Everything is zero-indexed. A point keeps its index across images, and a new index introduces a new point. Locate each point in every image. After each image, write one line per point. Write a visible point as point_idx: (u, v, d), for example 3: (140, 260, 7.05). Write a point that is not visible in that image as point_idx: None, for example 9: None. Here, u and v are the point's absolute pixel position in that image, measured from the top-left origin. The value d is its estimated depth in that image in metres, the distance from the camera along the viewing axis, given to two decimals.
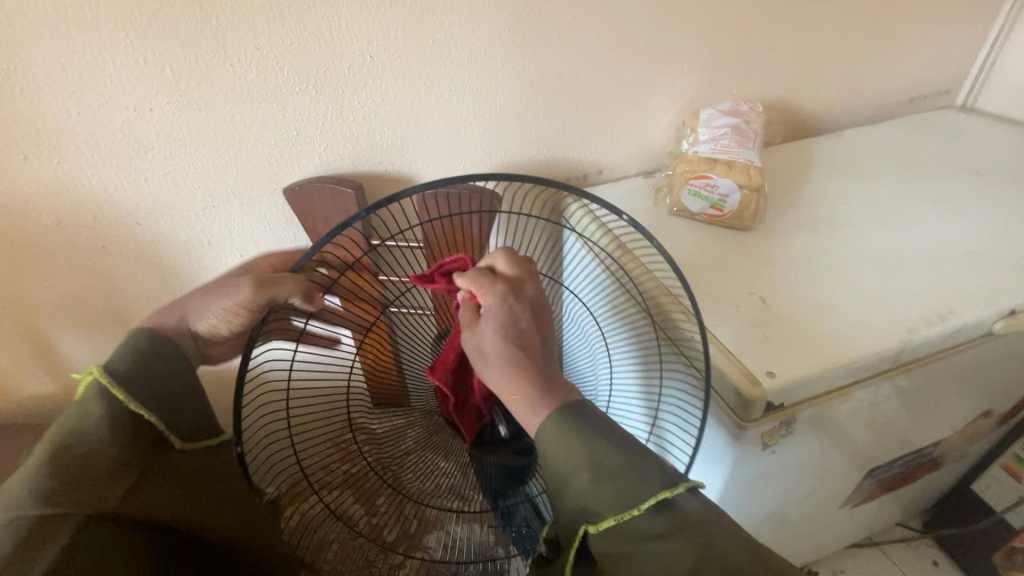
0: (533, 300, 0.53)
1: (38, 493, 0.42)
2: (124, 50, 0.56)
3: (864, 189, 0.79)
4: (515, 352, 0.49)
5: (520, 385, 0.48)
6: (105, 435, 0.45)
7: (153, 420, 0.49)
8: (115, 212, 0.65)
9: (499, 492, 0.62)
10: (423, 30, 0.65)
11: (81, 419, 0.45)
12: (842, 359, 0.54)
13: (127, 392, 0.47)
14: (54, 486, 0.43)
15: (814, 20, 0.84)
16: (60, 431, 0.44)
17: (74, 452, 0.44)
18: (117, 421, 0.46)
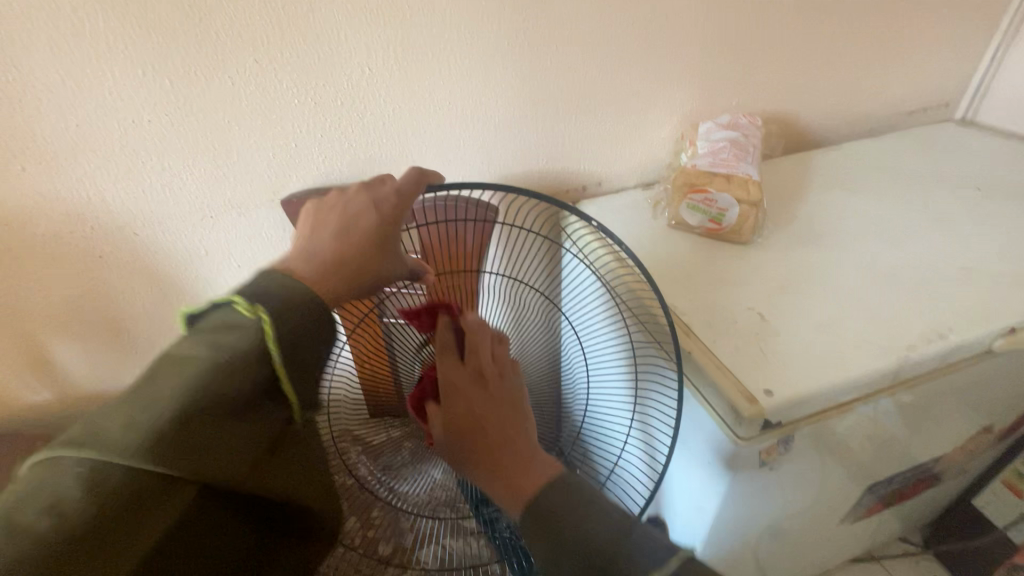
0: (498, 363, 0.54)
1: (115, 439, 0.33)
2: (123, 63, 0.56)
3: (864, 204, 0.79)
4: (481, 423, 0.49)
5: (496, 456, 0.47)
6: (239, 386, 0.38)
7: (283, 380, 0.41)
8: (113, 223, 0.65)
9: (483, 499, 0.63)
10: (422, 43, 0.65)
11: (234, 358, 0.38)
12: (840, 377, 0.54)
13: (279, 340, 0.40)
14: (168, 441, 0.34)
15: (813, 34, 0.84)
16: (202, 371, 0.37)
17: (214, 404, 0.36)
18: (255, 372, 0.39)
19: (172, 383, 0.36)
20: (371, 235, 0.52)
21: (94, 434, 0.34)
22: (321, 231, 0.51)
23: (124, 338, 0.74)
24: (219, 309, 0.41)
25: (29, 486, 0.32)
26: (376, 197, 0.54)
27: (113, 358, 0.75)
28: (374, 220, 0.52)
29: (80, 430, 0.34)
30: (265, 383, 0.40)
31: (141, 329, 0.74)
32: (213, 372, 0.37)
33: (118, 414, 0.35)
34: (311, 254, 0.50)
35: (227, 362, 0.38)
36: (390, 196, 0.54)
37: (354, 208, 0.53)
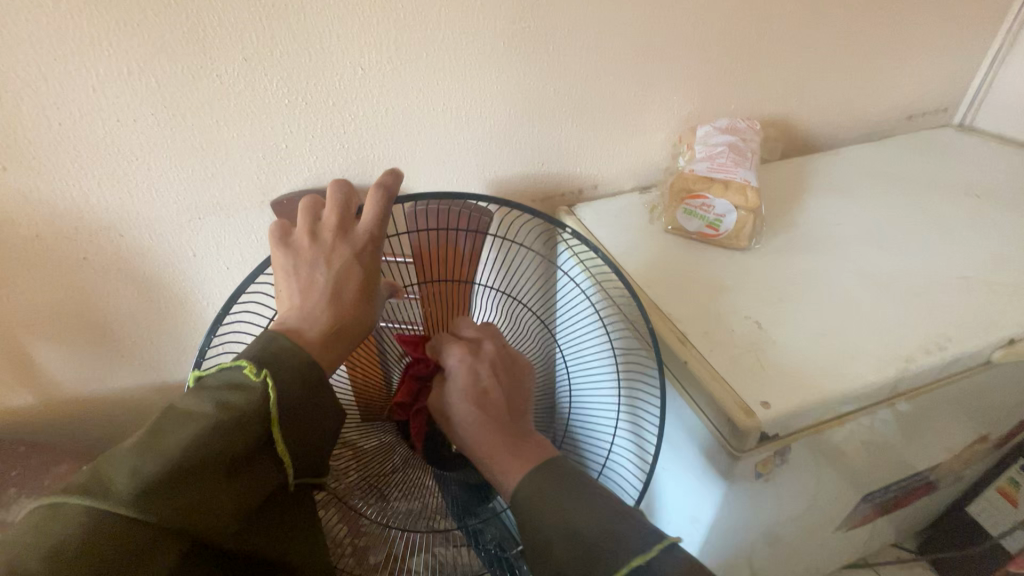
0: (494, 354, 0.55)
1: (118, 487, 0.35)
2: (106, 60, 0.55)
3: (863, 210, 0.78)
4: (478, 414, 0.50)
5: (491, 446, 0.49)
6: (239, 447, 0.39)
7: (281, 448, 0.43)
8: (97, 224, 0.63)
9: (468, 510, 0.64)
10: (416, 43, 0.64)
11: (231, 420, 0.39)
12: (838, 388, 0.53)
13: (280, 412, 0.42)
14: (161, 491, 0.36)
15: (812, 38, 0.83)
16: (202, 428, 0.38)
17: (210, 461, 0.38)
18: (257, 440, 0.41)
19: (169, 440, 0.38)
20: (359, 282, 0.53)
21: (104, 484, 0.36)
22: (306, 282, 0.52)
23: (109, 342, 0.72)
24: (227, 371, 0.43)
25: (36, 528, 0.34)
26: (351, 238, 0.55)
27: (97, 361, 0.74)
28: (358, 265, 0.54)
29: (92, 475, 0.36)
30: (262, 441, 0.41)
31: (127, 332, 0.72)
32: (214, 428, 0.39)
33: (123, 461, 0.37)
34: (307, 312, 0.50)
35: (225, 424, 0.39)
36: (364, 233, 0.55)
37: (333, 255, 0.53)
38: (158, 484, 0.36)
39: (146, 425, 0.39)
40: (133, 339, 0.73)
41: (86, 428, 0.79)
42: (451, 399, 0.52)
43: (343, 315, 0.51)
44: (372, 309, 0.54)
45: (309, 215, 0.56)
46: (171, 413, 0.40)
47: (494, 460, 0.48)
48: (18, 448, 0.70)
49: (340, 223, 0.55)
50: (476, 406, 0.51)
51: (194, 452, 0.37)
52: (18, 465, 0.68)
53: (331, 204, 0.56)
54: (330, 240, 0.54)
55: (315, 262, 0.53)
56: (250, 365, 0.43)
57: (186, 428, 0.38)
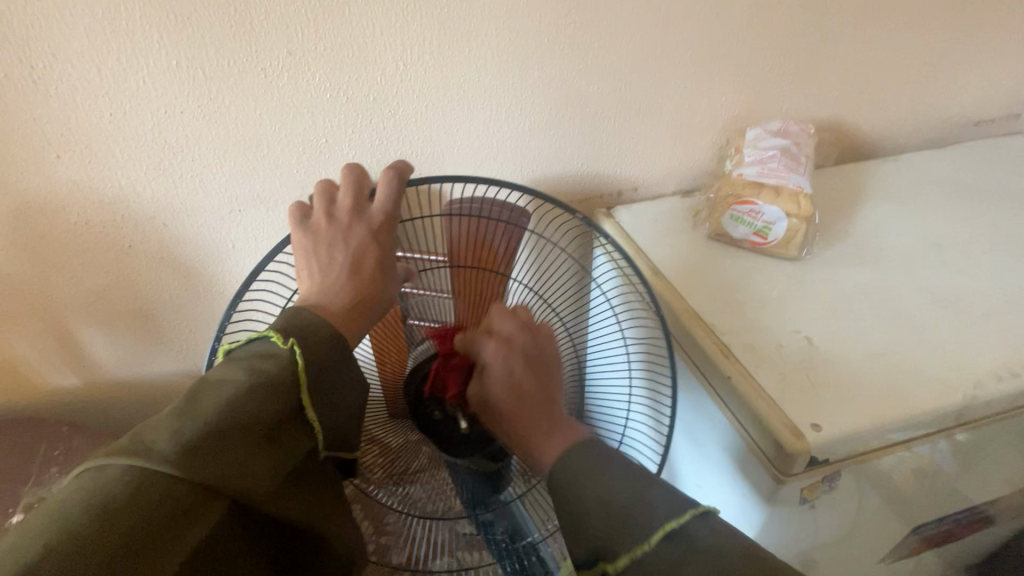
0: (528, 347, 0.55)
1: (160, 446, 0.35)
2: (157, 53, 0.55)
3: (924, 221, 0.73)
4: (515, 403, 0.51)
5: (525, 429, 0.50)
6: (273, 409, 0.39)
7: (308, 415, 0.42)
8: (142, 213, 0.64)
9: (480, 502, 0.61)
10: (459, 39, 0.63)
11: (264, 383, 0.40)
12: (898, 412, 0.49)
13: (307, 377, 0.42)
14: (201, 451, 0.35)
15: (873, 39, 0.79)
16: (236, 391, 0.39)
17: (246, 423, 0.38)
18: (288, 403, 0.41)
19: (205, 405, 0.37)
20: (377, 259, 0.54)
21: (146, 445, 0.35)
22: (325, 258, 0.53)
23: (150, 327, 0.74)
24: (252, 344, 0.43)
25: (84, 485, 0.33)
26: (366, 219, 0.55)
27: (138, 345, 0.75)
28: (374, 243, 0.54)
29: (132, 440, 0.36)
30: (292, 408, 0.41)
31: (167, 318, 0.74)
32: (249, 393, 0.39)
33: (162, 424, 0.36)
34: (328, 290, 0.51)
35: (259, 387, 0.39)
36: (379, 213, 0.55)
37: (350, 235, 0.54)
38: (199, 442, 0.35)
39: (181, 392, 0.39)
40: (173, 325, 0.75)
41: (127, 410, 0.80)
42: (487, 390, 0.53)
43: (364, 290, 0.52)
44: (392, 284, 0.55)
45: (326, 197, 0.56)
46: (202, 384, 0.39)
47: (530, 436, 0.50)
48: (62, 428, 0.71)
49: (356, 204, 0.56)
50: (512, 391, 0.52)
51: (228, 413, 0.37)
52: (61, 445, 0.69)
53: (344, 187, 0.56)
54: (347, 221, 0.54)
55: (333, 243, 0.53)
56: (277, 337, 0.43)
57: (218, 395, 0.38)
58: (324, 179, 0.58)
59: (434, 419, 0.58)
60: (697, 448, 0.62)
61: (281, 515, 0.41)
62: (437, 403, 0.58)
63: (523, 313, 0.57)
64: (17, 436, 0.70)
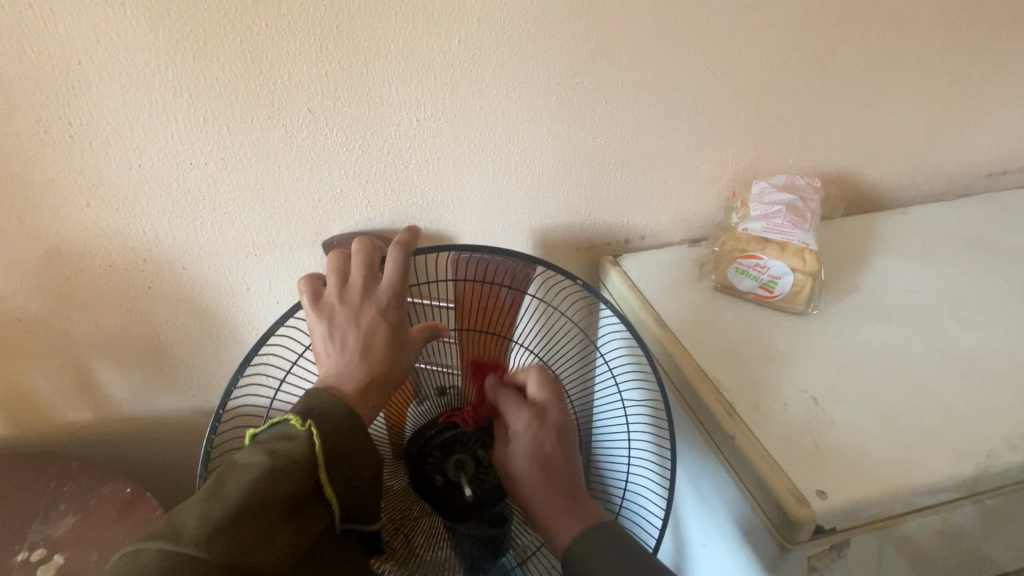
0: (560, 422, 0.55)
1: (189, 532, 0.36)
2: (187, 111, 0.59)
3: (934, 276, 0.72)
4: (543, 480, 0.51)
5: (543, 507, 0.50)
6: (292, 487, 0.40)
7: (326, 488, 0.43)
8: (163, 257, 0.67)
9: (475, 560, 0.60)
10: (471, 95, 0.66)
11: (285, 463, 0.41)
12: (910, 480, 0.48)
13: (324, 454, 0.43)
14: (226, 531, 0.36)
15: (877, 96, 0.80)
16: (258, 473, 0.39)
17: (266, 504, 0.38)
18: (307, 482, 0.41)
19: (232, 488, 0.39)
20: (387, 336, 0.55)
21: (178, 530, 0.36)
22: (338, 335, 0.54)
23: (163, 365, 0.75)
24: (276, 425, 0.44)
25: (119, 573, 0.34)
26: (375, 298, 0.57)
27: (151, 383, 0.77)
28: (384, 322, 0.56)
29: (166, 524, 0.37)
30: (312, 486, 0.42)
31: (180, 357, 0.75)
32: (271, 475, 0.39)
33: (191, 509, 0.37)
34: (341, 369, 0.52)
35: (276, 469, 0.40)
36: (387, 291, 0.57)
37: (361, 313, 0.55)
38: (224, 524, 0.36)
39: (209, 478, 0.40)
40: (185, 364, 0.76)
41: (137, 445, 0.81)
42: (513, 466, 0.52)
43: (376, 370, 0.53)
44: (402, 359, 0.55)
45: (337, 273, 0.58)
46: (229, 467, 0.41)
47: (550, 519, 0.50)
48: (72, 465, 0.72)
49: (366, 285, 0.57)
50: (539, 473, 0.51)
51: (249, 493, 0.38)
52: (70, 482, 0.69)
53: (355, 266, 0.58)
54: (358, 300, 0.56)
55: (347, 322, 0.55)
56: (298, 419, 0.44)
57: (242, 477, 0.39)
58: (334, 250, 0.60)
59: (436, 483, 0.58)
60: (702, 504, 0.61)
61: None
62: (438, 467, 0.59)
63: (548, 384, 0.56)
64: (29, 472, 0.71)
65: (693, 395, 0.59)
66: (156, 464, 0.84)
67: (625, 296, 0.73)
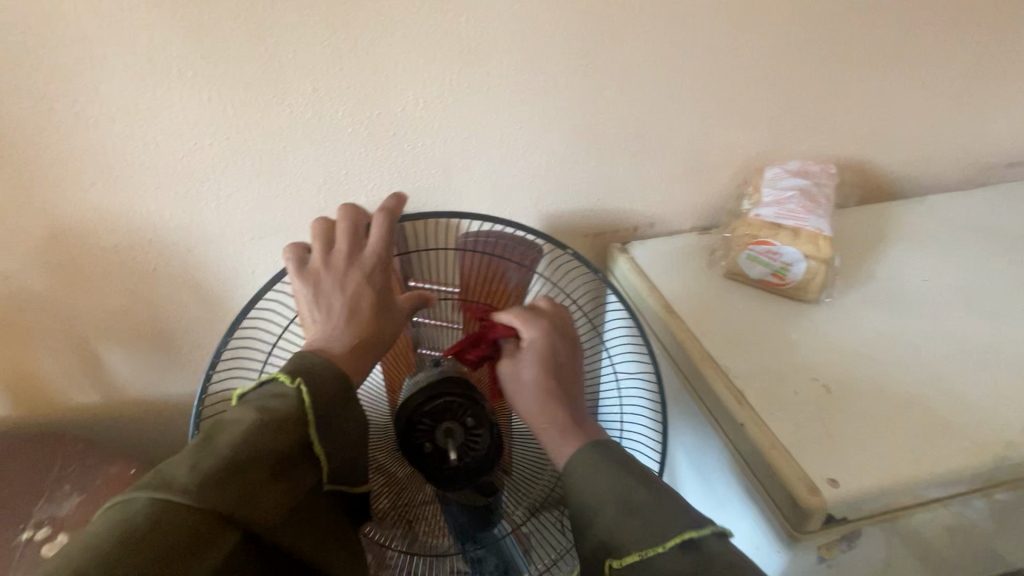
0: (568, 334, 0.57)
1: (181, 482, 0.35)
2: (190, 89, 0.58)
3: (951, 267, 0.71)
4: (550, 382, 0.52)
5: (550, 414, 0.51)
6: (284, 442, 0.40)
7: (317, 447, 0.42)
8: (167, 238, 0.67)
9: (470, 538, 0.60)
10: (478, 77, 0.64)
11: (277, 419, 0.40)
12: (924, 471, 0.47)
13: (315, 413, 0.42)
14: (218, 483, 0.36)
15: (896, 82, 0.78)
16: (249, 428, 0.39)
17: (258, 458, 0.38)
18: (298, 439, 0.41)
19: (222, 441, 0.38)
20: (374, 302, 0.54)
21: (168, 481, 0.36)
22: (323, 302, 0.53)
23: (168, 347, 0.75)
24: (264, 386, 0.44)
25: (106, 523, 0.34)
26: (360, 263, 0.56)
27: (156, 365, 0.77)
28: (370, 288, 0.55)
29: (155, 475, 0.36)
30: (304, 445, 0.41)
31: (184, 339, 0.75)
32: (261, 431, 0.39)
33: (182, 462, 0.37)
34: (328, 335, 0.52)
35: (266, 424, 0.40)
36: (372, 256, 0.56)
37: (346, 278, 0.55)
38: (217, 475, 0.36)
39: (196, 434, 0.39)
40: (189, 347, 0.76)
41: (142, 427, 0.82)
42: (523, 372, 0.53)
43: (362, 333, 0.52)
44: (390, 324, 0.55)
45: (322, 240, 0.57)
46: (219, 423, 0.40)
47: (552, 430, 0.50)
48: (77, 446, 0.72)
49: (351, 250, 0.56)
50: (549, 377, 0.53)
51: (239, 447, 0.38)
52: (75, 463, 0.70)
53: (342, 228, 0.57)
54: (343, 266, 0.55)
55: (332, 288, 0.54)
56: (287, 377, 0.43)
57: (233, 433, 0.39)
58: (320, 217, 0.59)
59: (426, 452, 0.55)
60: (706, 488, 0.60)
61: (289, 548, 0.40)
62: (428, 435, 0.55)
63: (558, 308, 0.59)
64: (34, 451, 0.71)
65: (702, 382, 0.58)
66: (160, 446, 0.84)
67: (632, 280, 0.72)
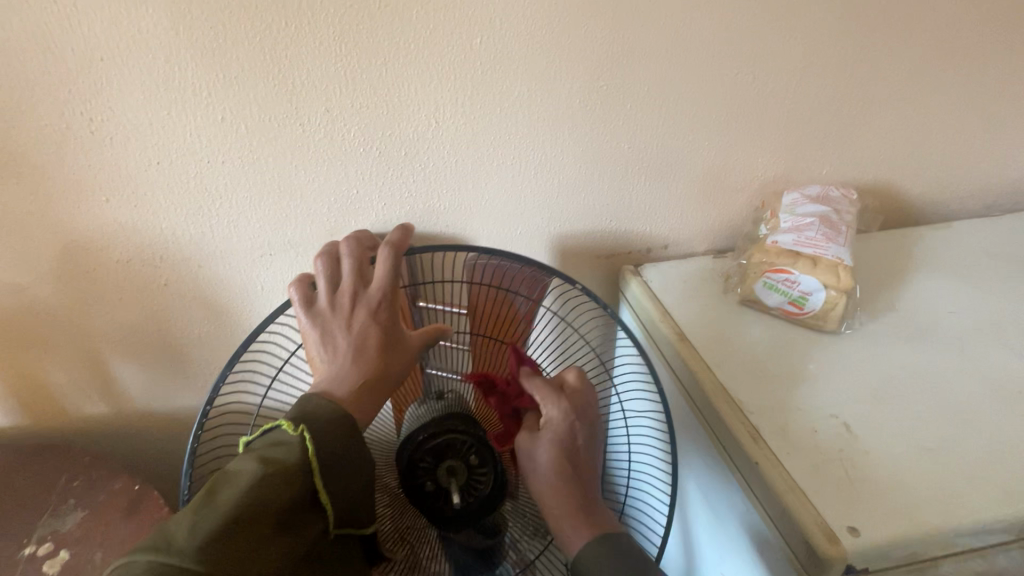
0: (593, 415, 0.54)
1: (182, 539, 0.34)
2: (204, 109, 0.58)
3: (980, 298, 0.68)
4: (566, 475, 0.50)
5: (561, 501, 0.49)
6: (288, 492, 0.39)
7: (322, 496, 0.42)
8: (178, 255, 0.67)
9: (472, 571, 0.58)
10: (491, 98, 0.64)
11: (281, 469, 0.40)
12: (953, 521, 0.44)
13: (318, 459, 0.42)
14: (221, 537, 0.35)
15: (920, 105, 0.76)
16: (251, 480, 0.39)
17: (261, 510, 0.37)
18: (303, 488, 0.41)
19: (224, 496, 0.37)
20: (381, 338, 0.54)
21: (167, 539, 0.34)
22: (330, 345, 0.53)
23: (177, 362, 0.75)
24: (265, 436, 0.44)
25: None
26: (366, 300, 0.55)
27: (165, 379, 0.77)
28: (377, 324, 0.54)
29: (155, 533, 0.35)
30: (307, 495, 0.41)
31: (193, 354, 0.75)
32: (264, 480, 0.39)
33: (183, 519, 0.36)
34: (335, 374, 0.51)
35: (269, 475, 0.39)
36: (379, 293, 0.55)
37: (352, 318, 0.54)
38: (220, 530, 0.35)
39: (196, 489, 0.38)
40: (198, 362, 0.76)
41: (149, 440, 0.82)
42: (538, 455, 0.50)
43: (370, 371, 0.52)
44: (399, 360, 0.54)
45: (327, 276, 0.56)
46: (220, 477, 0.40)
47: (562, 517, 0.49)
48: (85, 459, 0.72)
49: (358, 287, 0.55)
50: (566, 468, 0.50)
51: (242, 499, 0.37)
52: (82, 476, 0.70)
53: (347, 266, 0.57)
54: (349, 304, 0.54)
55: (339, 326, 0.53)
56: (287, 425, 0.44)
57: (234, 486, 0.38)
58: (322, 252, 0.59)
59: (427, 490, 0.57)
60: (719, 523, 0.58)
61: None
62: (430, 473, 0.58)
63: (587, 388, 0.55)
64: (42, 463, 0.71)
65: (714, 415, 0.56)
66: (167, 460, 0.84)
67: (642, 303, 0.71)
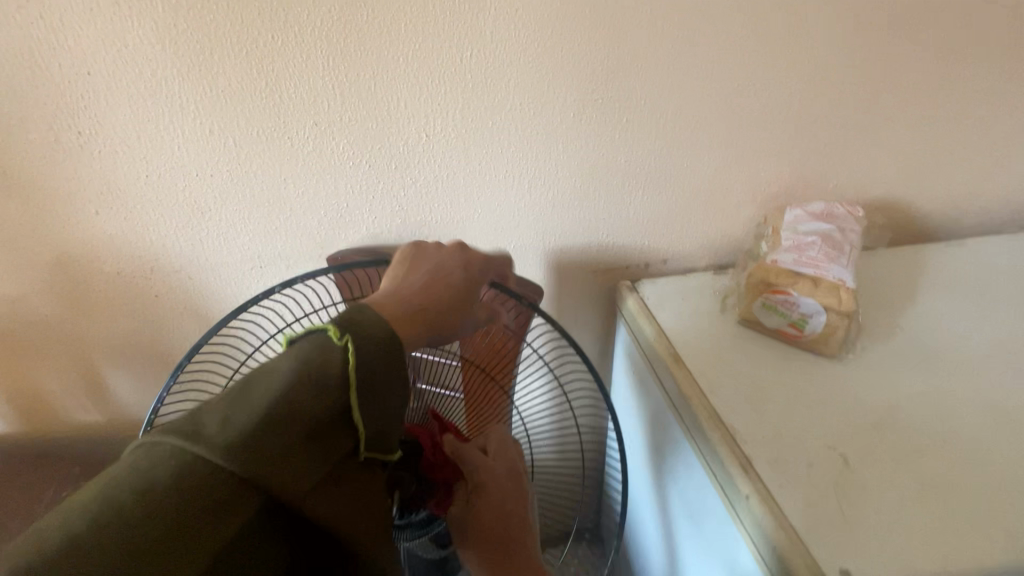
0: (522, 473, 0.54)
1: (209, 432, 0.32)
2: (191, 122, 0.58)
3: (992, 322, 0.65)
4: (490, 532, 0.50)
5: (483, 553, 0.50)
6: (319, 406, 0.34)
7: (356, 413, 0.35)
8: (169, 266, 0.67)
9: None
10: (484, 111, 0.63)
11: (320, 378, 0.34)
12: (953, 565, 0.42)
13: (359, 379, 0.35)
14: (245, 440, 0.31)
15: (932, 119, 0.73)
16: (284, 384, 0.34)
17: (290, 421, 0.33)
18: (337, 404, 0.35)
19: (259, 396, 0.33)
20: (456, 285, 0.50)
21: (194, 427, 0.32)
22: (399, 285, 0.48)
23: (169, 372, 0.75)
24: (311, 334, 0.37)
25: (131, 460, 0.31)
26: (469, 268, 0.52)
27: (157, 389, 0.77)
28: (463, 278, 0.51)
29: (189, 417, 0.33)
30: (339, 411, 0.35)
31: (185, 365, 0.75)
32: (298, 387, 0.34)
33: (216, 408, 0.33)
34: (398, 291, 0.47)
35: (304, 383, 0.34)
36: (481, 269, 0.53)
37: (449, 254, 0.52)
38: (243, 434, 0.31)
39: (238, 377, 0.35)
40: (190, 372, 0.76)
41: None
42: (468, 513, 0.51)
43: (425, 302, 0.46)
44: (458, 310, 0.49)
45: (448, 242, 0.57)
46: (258, 373, 0.35)
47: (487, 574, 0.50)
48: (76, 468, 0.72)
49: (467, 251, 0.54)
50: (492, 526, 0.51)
51: (271, 405, 0.33)
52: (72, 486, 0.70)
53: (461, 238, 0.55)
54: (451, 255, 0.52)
55: (432, 263, 0.51)
56: (332, 330, 0.36)
57: (269, 386, 0.34)
58: None
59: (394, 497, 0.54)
60: (706, 549, 0.56)
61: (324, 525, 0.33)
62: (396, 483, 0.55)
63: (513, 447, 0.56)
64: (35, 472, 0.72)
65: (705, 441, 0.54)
66: None
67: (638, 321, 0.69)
